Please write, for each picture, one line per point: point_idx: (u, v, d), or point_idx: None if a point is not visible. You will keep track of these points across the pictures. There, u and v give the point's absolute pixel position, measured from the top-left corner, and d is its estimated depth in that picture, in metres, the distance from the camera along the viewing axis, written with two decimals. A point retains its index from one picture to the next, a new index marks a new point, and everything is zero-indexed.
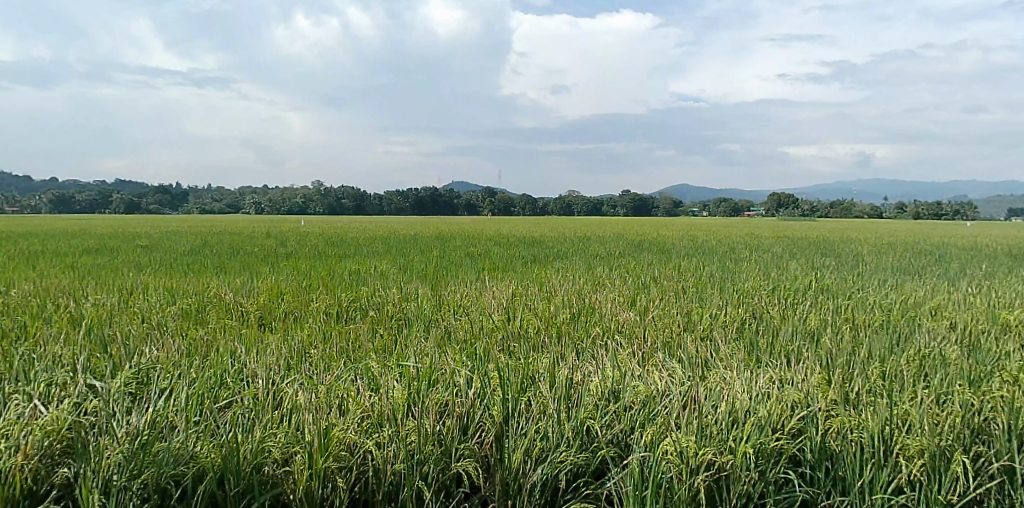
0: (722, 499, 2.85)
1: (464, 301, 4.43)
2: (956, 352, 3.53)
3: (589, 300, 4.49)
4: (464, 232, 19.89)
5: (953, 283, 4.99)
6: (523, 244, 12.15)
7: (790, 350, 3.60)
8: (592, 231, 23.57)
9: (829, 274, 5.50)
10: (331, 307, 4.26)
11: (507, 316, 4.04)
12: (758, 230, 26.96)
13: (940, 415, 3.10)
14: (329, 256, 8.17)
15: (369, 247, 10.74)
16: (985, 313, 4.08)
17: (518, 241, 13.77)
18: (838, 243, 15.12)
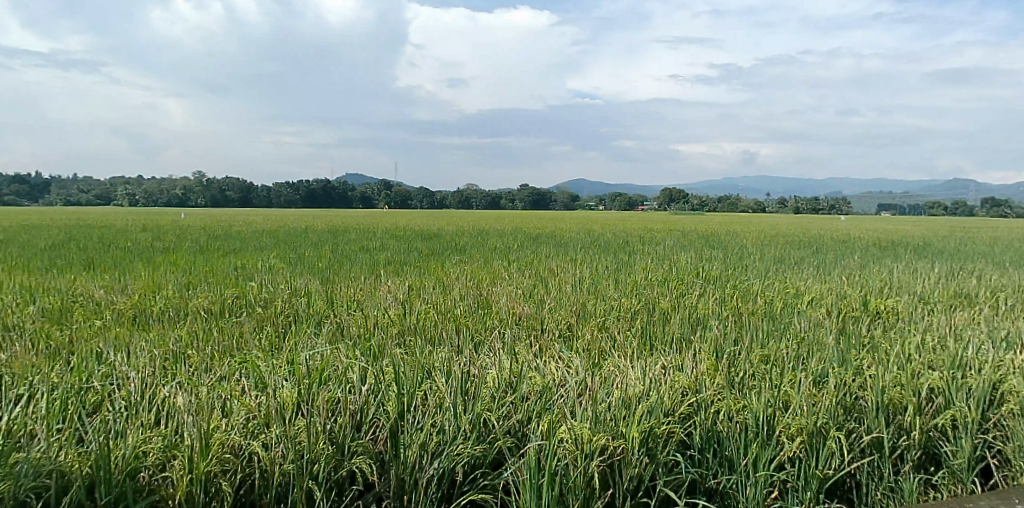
0: (615, 482, 2.94)
1: (358, 296, 4.34)
2: (829, 336, 3.77)
3: (487, 293, 4.50)
4: (374, 228, 19.51)
5: (828, 272, 5.36)
6: (428, 239, 12.07)
7: (681, 338, 3.73)
8: (499, 226, 23.74)
9: (717, 265, 5.78)
10: (214, 304, 4.06)
11: (403, 310, 3.99)
12: (661, 225, 28.12)
13: (817, 395, 3.30)
14: (215, 251, 7.78)
15: (264, 241, 10.33)
16: (855, 300, 4.39)
17: (425, 237, 13.69)
18: (731, 236, 16.01)
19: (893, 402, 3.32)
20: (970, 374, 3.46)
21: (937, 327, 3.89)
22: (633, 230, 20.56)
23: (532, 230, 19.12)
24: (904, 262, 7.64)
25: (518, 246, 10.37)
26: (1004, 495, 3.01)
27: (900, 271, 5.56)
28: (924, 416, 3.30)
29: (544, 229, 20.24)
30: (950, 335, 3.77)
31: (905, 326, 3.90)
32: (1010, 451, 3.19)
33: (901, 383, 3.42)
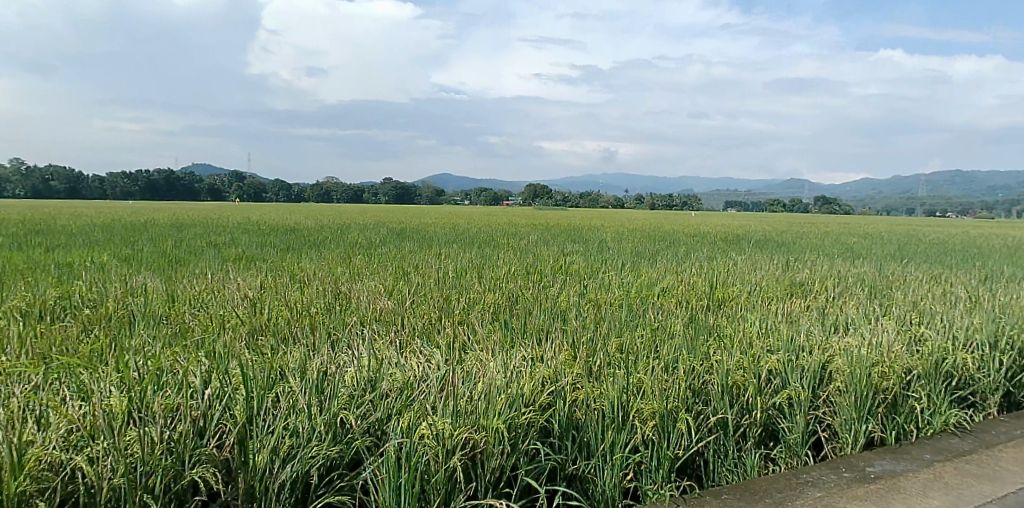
0: (477, 475, 2.95)
1: (203, 295, 4.12)
2: (679, 324, 4.00)
3: (347, 290, 4.41)
4: (238, 223, 18.56)
5: (679, 265, 5.72)
6: (297, 235, 11.65)
7: (541, 329, 3.82)
8: (377, 220, 23.43)
9: (579, 259, 6.01)
10: (32, 307, 3.70)
11: (253, 309, 3.82)
12: (540, 221, 28.89)
13: (668, 380, 3.49)
14: (45, 248, 7.10)
15: (107, 237, 9.52)
16: (702, 290, 4.71)
17: (295, 231, 13.22)
18: (602, 232, 16.75)
19: (736, 384, 3.55)
20: (803, 356, 3.75)
21: (774, 314, 4.23)
22: (509, 225, 20.97)
23: (408, 225, 18.95)
24: (748, 254, 8.34)
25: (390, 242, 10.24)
26: (832, 464, 3.36)
27: (743, 263, 6.05)
28: (764, 395, 3.55)
29: (419, 224, 20.16)
30: (785, 321, 4.09)
31: (747, 313, 4.21)
32: (838, 425, 3.50)
33: (743, 366, 3.67)
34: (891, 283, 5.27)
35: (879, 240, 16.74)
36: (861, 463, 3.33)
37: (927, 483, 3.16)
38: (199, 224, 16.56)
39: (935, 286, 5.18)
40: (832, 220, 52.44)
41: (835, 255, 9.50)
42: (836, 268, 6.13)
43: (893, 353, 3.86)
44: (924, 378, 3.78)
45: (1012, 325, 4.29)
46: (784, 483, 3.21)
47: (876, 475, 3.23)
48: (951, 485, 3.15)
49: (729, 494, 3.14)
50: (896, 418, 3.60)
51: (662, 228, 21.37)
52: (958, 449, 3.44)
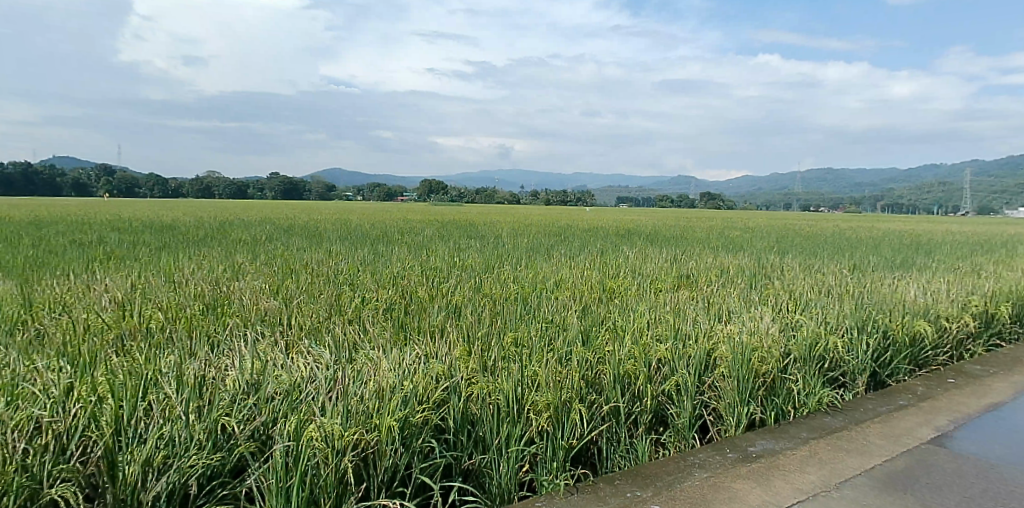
0: (369, 475, 2.89)
1: (64, 299, 3.87)
2: (572, 317, 4.10)
3: (229, 290, 4.26)
4: (113, 220, 17.35)
5: (573, 259, 5.89)
6: (183, 232, 11.08)
7: (435, 325, 3.82)
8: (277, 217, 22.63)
9: (476, 255, 6.06)
10: None
11: (121, 313, 3.63)
12: (450, 217, 28.86)
13: (563, 372, 3.57)
14: None
15: None
16: (594, 283, 4.86)
17: (181, 228, 12.55)
18: (505, 226, 16.95)
19: (627, 373, 3.66)
20: (689, 345, 3.90)
21: (662, 305, 4.41)
22: (414, 220, 20.81)
23: (307, 221, 18.43)
24: (639, 248, 8.69)
25: (285, 239, 9.91)
26: (718, 446, 3.55)
27: (634, 255, 6.30)
28: (653, 383, 3.68)
29: (319, 220, 19.65)
30: (673, 311, 4.27)
31: (637, 305, 4.37)
32: (723, 408, 3.67)
33: (634, 356, 3.79)
34: (769, 273, 5.64)
35: (763, 232, 17.94)
36: (744, 444, 3.54)
37: (802, 461, 3.41)
38: (69, 221, 15.39)
39: (807, 276, 5.59)
40: (733, 216, 55.46)
41: (717, 248, 10.10)
42: (719, 260, 6.49)
43: (772, 338, 4.09)
44: (799, 361, 4.01)
45: (875, 310, 4.68)
46: (674, 466, 3.38)
47: (758, 454, 3.46)
48: (825, 460, 3.43)
49: (622, 480, 3.26)
50: (775, 400, 3.82)
51: (565, 222, 21.90)
52: (830, 426, 3.72)
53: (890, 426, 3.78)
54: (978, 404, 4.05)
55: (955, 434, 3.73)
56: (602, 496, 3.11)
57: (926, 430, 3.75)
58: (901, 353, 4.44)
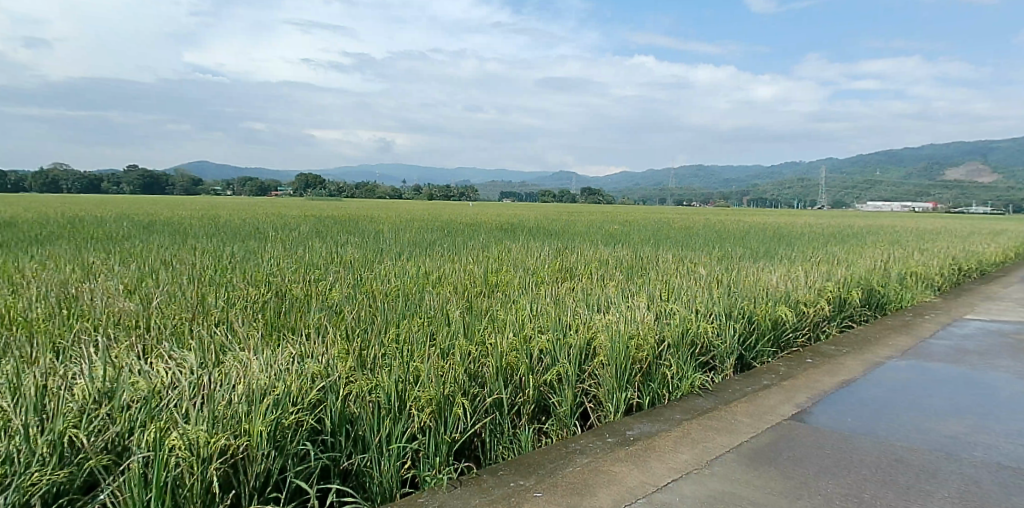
0: (239, 482, 2.74)
1: None
2: (455, 311, 4.12)
3: (77, 291, 4.00)
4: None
5: (456, 255, 5.94)
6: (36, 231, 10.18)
7: (310, 324, 3.74)
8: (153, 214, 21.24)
9: (356, 251, 5.98)
10: None
11: None
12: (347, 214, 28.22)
13: (445, 366, 3.56)
14: None
15: None
16: (477, 276, 4.91)
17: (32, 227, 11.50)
18: (396, 222, 16.78)
19: (509, 365, 3.69)
20: (569, 335, 3.99)
21: (543, 297, 4.51)
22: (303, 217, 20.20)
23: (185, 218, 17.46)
24: (524, 242, 8.88)
25: (153, 236, 9.32)
26: (598, 431, 3.67)
27: (517, 250, 6.44)
28: (536, 374, 3.74)
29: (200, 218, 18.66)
30: (554, 303, 4.38)
31: (519, 297, 4.44)
32: (602, 395, 3.79)
33: (516, 347, 3.83)
34: (645, 264, 5.92)
35: (647, 226, 18.81)
36: (622, 428, 3.69)
37: (676, 441, 3.60)
38: None
39: (682, 266, 5.92)
40: (634, 215, 57.73)
41: (600, 241, 10.50)
42: (599, 253, 6.76)
43: (648, 325, 4.24)
44: (673, 347, 4.20)
45: (743, 297, 5.01)
46: (556, 453, 3.46)
47: (635, 437, 3.61)
48: (697, 440, 3.63)
49: (504, 470, 3.31)
50: (651, 385, 3.99)
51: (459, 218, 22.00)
52: (702, 408, 3.95)
53: (756, 404, 4.06)
54: (831, 382, 4.44)
55: (812, 409, 4.06)
56: (485, 487, 3.14)
57: (787, 407, 4.05)
58: (766, 337, 4.79)
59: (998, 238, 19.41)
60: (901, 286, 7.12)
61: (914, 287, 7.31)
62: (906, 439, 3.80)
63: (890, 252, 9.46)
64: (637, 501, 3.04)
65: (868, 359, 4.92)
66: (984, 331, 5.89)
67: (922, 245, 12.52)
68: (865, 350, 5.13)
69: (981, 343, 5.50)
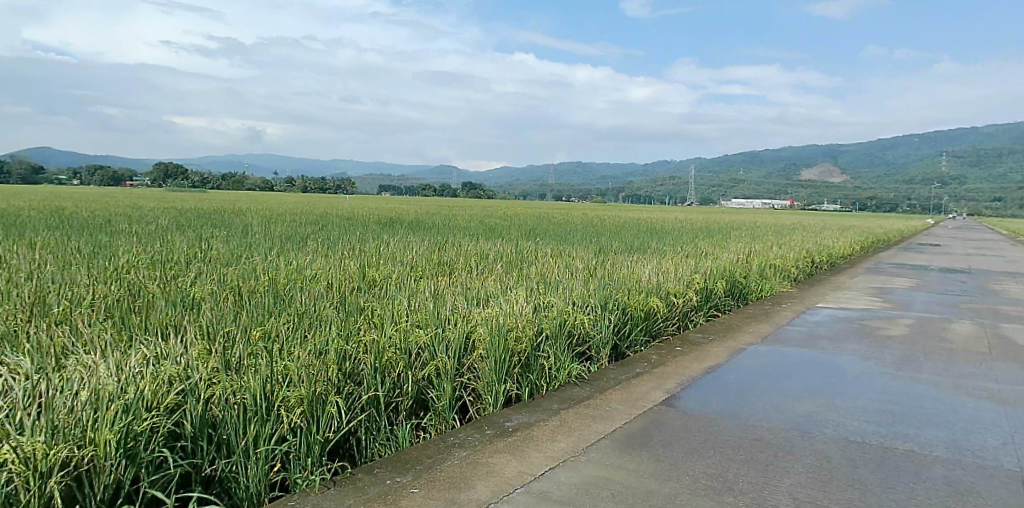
0: (84, 496, 2.47)
1: None
2: (327, 308, 4.01)
3: None
4: None
5: (330, 250, 5.81)
6: None
7: (167, 325, 3.52)
8: None
9: (221, 247, 5.71)
10: None
11: None
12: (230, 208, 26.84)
13: (318, 364, 3.42)
14: None
15: None
16: (353, 272, 4.82)
17: None
18: (273, 216, 16.18)
19: (386, 361, 3.60)
20: (448, 329, 3.97)
21: (422, 291, 4.49)
22: (174, 210, 18.98)
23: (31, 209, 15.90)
24: (406, 237, 8.81)
25: None
26: (477, 424, 3.68)
27: (395, 245, 6.39)
28: (414, 370, 3.68)
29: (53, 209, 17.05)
30: (433, 297, 4.35)
31: (396, 292, 4.39)
32: (481, 388, 3.81)
33: (393, 343, 3.75)
34: (525, 258, 6.05)
35: (534, 221, 19.19)
36: (501, 420, 3.73)
37: (554, 431, 3.68)
38: None
39: (560, 260, 6.08)
40: (535, 215, 58.81)
41: (483, 235, 10.62)
42: (479, 247, 6.83)
43: (527, 318, 4.29)
44: (551, 338, 4.29)
45: (618, 288, 5.22)
46: (434, 448, 3.44)
47: (514, 428, 3.66)
48: (574, 428, 3.73)
49: (381, 468, 3.23)
50: (529, 376, 4.07)
51: (345, 212, 21.49)
52: (578, 397, 4.07)
53: (629, 391, 4.23)
54: (698, 368, 4.72)
55: (682, 394, 4.28)
56: (360, 486, 3.05)
57: (659, 393, 4.25)
58: (638, 327, 5.02)
59: (847, 233, 21.50)
60: (762, 278, 7.71)
61: (772, 278, 7.92)
62: (765, 419, 4.09)
63: (752, 245, 10.21)
64: (515, 491, 3.06)
65: (731, 346, 5.28)
66: (832, 317, 6.48)
67: (781, 240, 13.63)
68: (728, 338, 5.50)
69: (829, 328, 6.04)
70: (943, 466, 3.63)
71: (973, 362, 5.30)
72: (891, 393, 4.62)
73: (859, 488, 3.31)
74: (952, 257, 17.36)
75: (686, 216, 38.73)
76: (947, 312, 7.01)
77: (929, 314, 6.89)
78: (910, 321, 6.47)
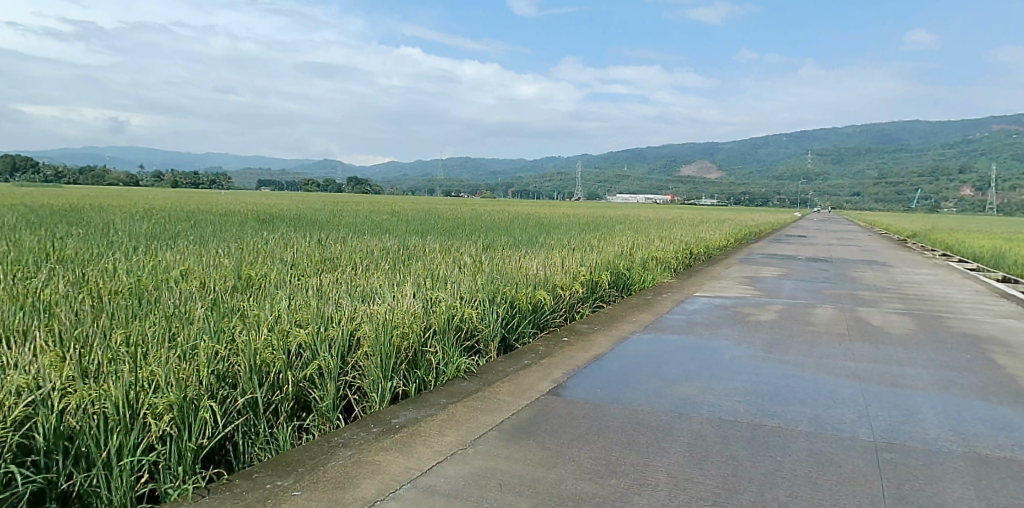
0: None
1: None
2: (198, 308, 3.85)
3: None
4: None
5: (202, 248, 5.56)
6: None
7: (14, 333, 3.25)
8: None
9: (78, 246, 5.30)
10: None
11: None
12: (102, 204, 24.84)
13: (189, 369, 3.25)
14: None
15: None
16: (228, 271, 4.65)
17: None
18: (141, 212, 15.11)
19: (264, 363, 3.48)
20: (331, 327, 3.90)
21: (303, 290, 4.39)
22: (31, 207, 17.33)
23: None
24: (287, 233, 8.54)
25: None
26: (362, 422, 3.65)
27: (275, 243, 6.20)
28: (294, 370, 3.57)
29: None
30: (314, 295, 4.26)
31: (275, 291, 4.27)
32: (367, 386, 3.77)
33: (271, 344, 3.63)
34: (412, 254, 6.04)
35: (428, 216, 18.99)
36: (387, 417, 3.71)
37: (441, 425, 3.70)
38: None
39: (448, 255, 6.12)
40: (441, 209, 58.48)
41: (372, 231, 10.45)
42: (365, 243, 6.75)
43: (414, 314, 4.29)
44: (439, 334, 4.33)
45: (506, 282, 5.33)
46: (317, 449, 3.36)
47: (401, 425, 3.65)
48: (462, 421, 3.77)
49: (260, 473, 3.11)
50: (416, 372, 4.09)
51: (231, 209, 20.46)
52: (466, 391, 4.14)
53: (516, 383, 4.33)
54: (584, 358, 4.90)
55: (568, 383, 4.43)
56: (237, 493, 2.92)
57: (546, 383, 4.38)
58: (526, 319, 5.17)
59: (729, 227, 22.91)
60: (645, 269, 8.09)
61: (654, 270, 8.34)
62: (646, 403, 4.30)
63: (636, 238, 10.68)
64: (401, 488, 3.05)
65: (615, 335, 5.53)
66: (709, 305, 6.90)
67: (665, 233, 14.35)
68: (613, 328, 5.74)
69: (706, 315, 6.43)
70: (806, 439, 3.96)
71: (831, 343, 5.81)
72: (761, 374, 4.98)
73: (732, 464, 3.55)
74: (817, 247, 18.93)
75: (587, 211, 39.87)
76: (810, 298, 7.64)
77: (795, 299, 7.48)
78: (779, 307, 7.00)
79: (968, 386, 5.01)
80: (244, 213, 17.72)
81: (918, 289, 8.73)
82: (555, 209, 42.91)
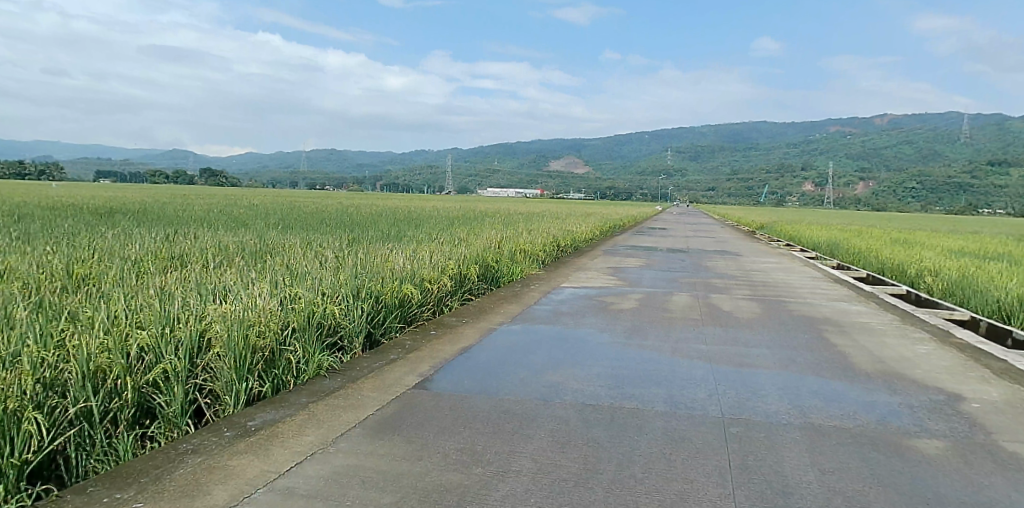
0: None
1: None
2: (20, 312, 3.52)
3: None
4: None
5: (24, 245, 5.05)
6: None
7: None
8: None
9: None
10: None
11: None
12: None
13: (8, 378, 2.95)
14: None
15: None
16: (56, 271, 4.28)
17: None
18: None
19: (99, 369, 3.24)
20: (176, 329, 3.71)
21: (145, 289, 4.14)
22: None
23: None
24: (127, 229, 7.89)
25: None
26: (214, 427, 3.51)
27: (114, 239, 5.75)
28: (135, 375, 3.35)
29: None
30: (158, 296, 4.03)
31: (111, 291, 3.98)
32: (219, 389, 3.63)
33: (108, 348, 3.39)
34: (269, 249, 5.84)
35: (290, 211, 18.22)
36: (242, 420, 3.59)
37: (302, 424, 3.64)
38: None
39: (309, 250, 5.98)
40: (321, 199, 56.46)
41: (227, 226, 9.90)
42: (218, 238, 6.41)
43: (270, 312, 4.18)
44: (298, 331, 4.26)
45: (371, 276, 5.31)
46: (163, 458, 3.17)
47: (257, 427, 3.55)
48: (324, 420, 3.73)
49: (95, 487, 2.84)
50: (273, 372, 4.00)
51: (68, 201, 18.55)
52: (328, 389, 4.11)
53: (381, 379, 4.34)
54: (451, 351, 5.00)
55: (434, 377, 4.48)
56: None
57: (412, 377, 4.43)
58: (392, 314, 5.22)
59: (602, 221, 23.92)
60: (513, 261, 8.32)
61: (523, 262, 8.61)
62: (512, 392, 4.44)
63: (506, 231, 10.92)
64: (258, 491, 2.96)
65: (483, 327, 5.68)
66: (574, 295, 7.22)
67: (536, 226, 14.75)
68: (481, 320, 5.88)
69: (572, 305, 6.72)
70: (661, 419, 4.26)
71: (686, 328, 6.27)
72: (622, 359, 5.29)
73: (592, 445, 3.76)
74: (678, 239, 20.23)
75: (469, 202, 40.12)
76: (668, 286, 8.19)
77: (654, 288, 7.99)
78: (639, 296, 7.45)
79: (804, 362, 5.59)
80: (74, 208, 16.16)
81: (763, 277, 9.60)
82: (437, 201, 42.76)
